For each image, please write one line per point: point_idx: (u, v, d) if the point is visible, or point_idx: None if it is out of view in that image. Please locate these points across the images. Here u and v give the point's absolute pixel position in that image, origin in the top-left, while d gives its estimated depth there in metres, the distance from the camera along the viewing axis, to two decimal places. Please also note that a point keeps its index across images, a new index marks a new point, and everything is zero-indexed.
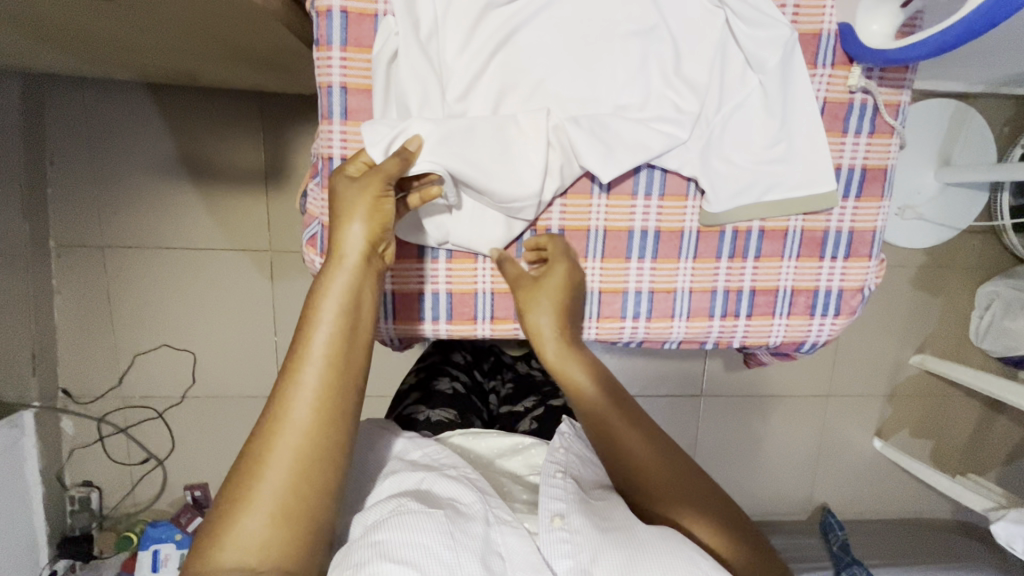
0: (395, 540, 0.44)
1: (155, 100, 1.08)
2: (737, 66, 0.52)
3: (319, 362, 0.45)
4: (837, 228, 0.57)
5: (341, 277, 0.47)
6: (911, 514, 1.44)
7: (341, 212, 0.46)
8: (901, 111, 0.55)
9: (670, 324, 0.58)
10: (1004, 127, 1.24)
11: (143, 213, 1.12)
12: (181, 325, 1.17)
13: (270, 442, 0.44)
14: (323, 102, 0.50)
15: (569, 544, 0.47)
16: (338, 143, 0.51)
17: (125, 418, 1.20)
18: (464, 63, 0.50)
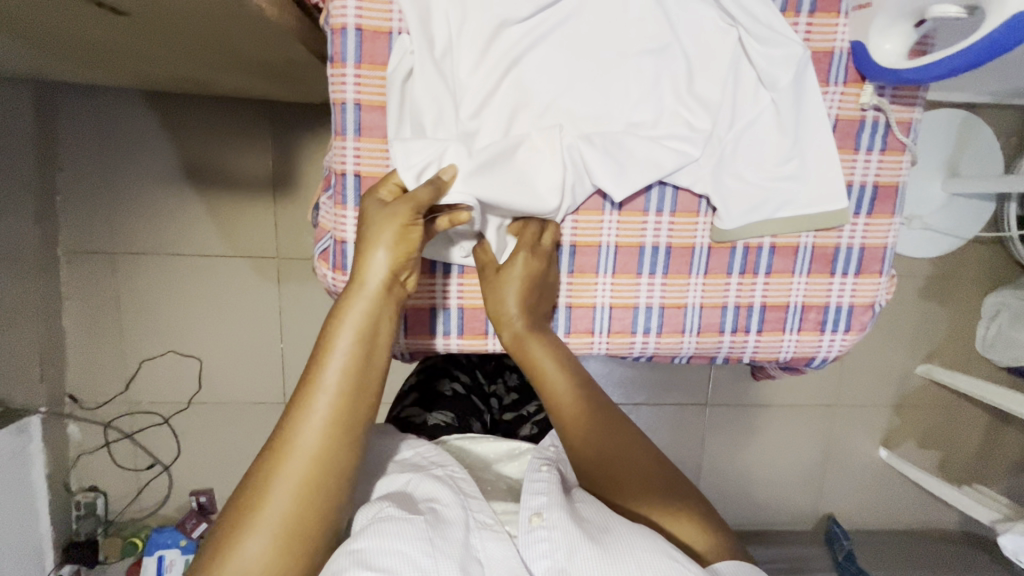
0: (376, 541, 0.44)
1: (165, 108, 1.08)
2: (750, 83, 0.52)
3: (332, 392, 0.45)
4: (848, 244, 0.57)
5: (361, 303, 0.47)
6: (917, 524, 1.43)
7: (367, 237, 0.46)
8: (913, 128, 0.55)
9: (680, 340, 0.58)
10: (1012, 138, 1.24)
11: (151, 220, 1.12)
12: (188, 331, 1.18)
13: (275, 467, 0.44)
14: (337, 119, 0.50)
15: (546, 543, 0.47)
16: (353, 159, 0.51)
17: (132, 424, 1.20)
18: (476, 82, 0.50)
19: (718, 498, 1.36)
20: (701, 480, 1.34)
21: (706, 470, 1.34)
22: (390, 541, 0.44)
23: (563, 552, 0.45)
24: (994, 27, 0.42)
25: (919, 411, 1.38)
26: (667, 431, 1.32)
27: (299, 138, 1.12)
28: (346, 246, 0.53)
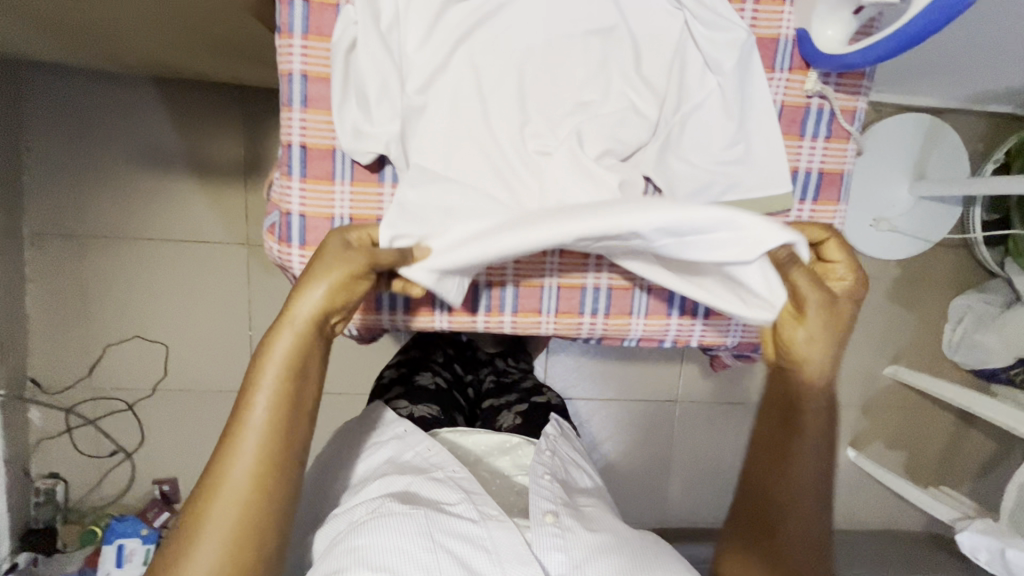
0: (377, 540, 0.54)
1: (137, 91, 1.08)
2: (697, 66, 0.53)
3: (261, 428, 0.47)
4: (794, 230, 0.58)
5: (290, 337, 0.48)
6: (885, 526, 1.44)
7: (312, 278, 0.46)
8: (857, 116, 0.57)
9: (628, 321, 0.62)
10: (978, 143, 1.26)
11: (118, 204, 1.11)
12: (155, 317, 1.16)
13: (208, 502, 0.46)
14: (283, 89, 0.51)
15: (559, 538, 0.58)
16: (298, 130, 0.51)
17: (95, 410, 1.18)
18: (423, 66, 0.51)
19: (688, 495, 1.36)
20: (672, 478, 1.35)
21: (676, 468, 1.34)
22: (405, 541, 0.54)
23: (575, 552, 0.57)
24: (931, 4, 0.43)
25: (887, 412, 1.39)
26: (638, 428, 1.32)
27: (271, 124, 1.12)
28: (290, 217, 0.52)
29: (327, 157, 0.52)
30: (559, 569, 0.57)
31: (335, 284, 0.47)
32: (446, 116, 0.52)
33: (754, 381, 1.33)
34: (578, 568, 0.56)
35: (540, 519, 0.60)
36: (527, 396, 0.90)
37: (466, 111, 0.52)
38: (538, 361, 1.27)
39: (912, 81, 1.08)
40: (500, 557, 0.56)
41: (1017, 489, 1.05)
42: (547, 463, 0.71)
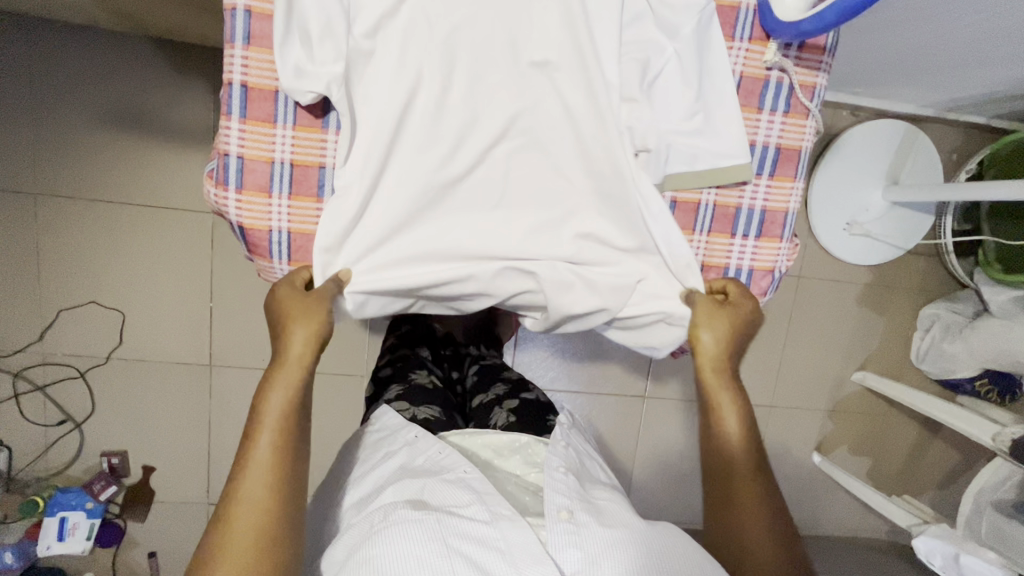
0: (391, 549, 0.53)
1: (107, 50, 1.06)
2: (656, 31, 0.57)
3: (268, 448, 0.53)
4: (749, 206, 0.64)
5: (284, 388, 0.55)
6: (848, 532, 1.44)
7: (290, 317, 0.56)
8: (816, 92, 0.61)
9: None
10: (951, 154, 1.28)
11: (81, 164, 1.09)
12: (113, 283, 1.13)
13: (224, 535, 0.50)
14: (227, 25, 0.53)
15: (575, 535, 0.56)
16: (240, 67, 0.54)
17: (45, 376, 1.14)
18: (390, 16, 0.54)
19: (651, 494, 1.35)
20: (637, 475, 1.33)
21: (640, 467, 1.33)
22: (413, 546, 0.53)
23: (591, 547, 0.55)
24: None
25: (855, 418, 1.39)
26: (606, 424, 1.30)
27: None
28: (227, 158, 0.55)
29: (266, 98, 0.55)
30: (575, 565, 0.54)
31: (305, 317, 0.56)
32: (394, 63, 0.55)
33: None
34: (595, 563, 0.54)
35: (554, 516, 0.57)
36: (518, 387, 0.86)
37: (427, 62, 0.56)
38: (506, 353, 1.25)
39: (885, 85, 1.09)
40: (514, 558, 0.54)
41: (973, 496, 1.06)
42: (560, 455, 0.68)
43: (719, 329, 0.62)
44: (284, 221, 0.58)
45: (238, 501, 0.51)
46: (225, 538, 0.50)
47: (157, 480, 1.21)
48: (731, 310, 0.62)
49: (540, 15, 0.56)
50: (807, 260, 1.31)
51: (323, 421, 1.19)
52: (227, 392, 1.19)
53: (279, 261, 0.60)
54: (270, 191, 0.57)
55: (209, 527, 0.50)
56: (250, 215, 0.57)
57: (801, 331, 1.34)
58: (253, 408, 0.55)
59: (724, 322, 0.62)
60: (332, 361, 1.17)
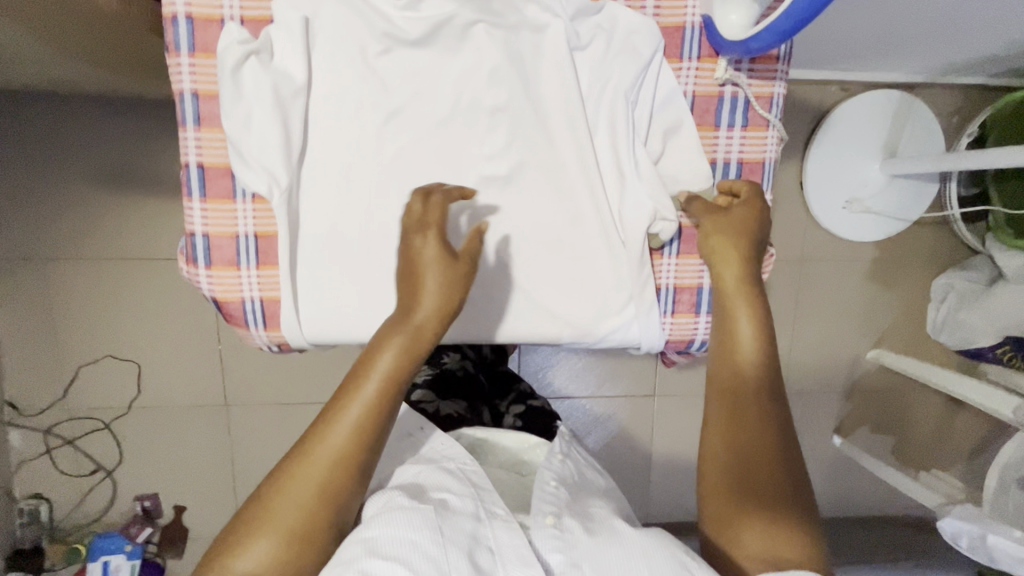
0: (386, 530, 0.49)
1: (91, 114, 1.09)
2: (617, 64, 0.54)
3: (362, 406, 0.50)
4: None
5: (391, 351, 0.50)
6: (878, 512, 1.41)
7: (419, 264, 0.50)
8: (773, 102, 0.59)
9: (693, 320, 0.61)
10: (951, 117, 1.23)
11: (81, 225, 1.13)
12: (126, 336, 1.18)
13: (299, 466, 0.50)
14: (177, 109, 0.50)
15: (559, 540, 0.53)
16: (194, 150, 0.50)
17: (73, 430, 1.20)
18: (327, 63, 0.50)
19: (670, 489, 1.34)
20: (654, 472, 1.33)
21: (657, 464, 1.33)
22: (403, 532, 0.49)
23: (579, 551, 0.52)
24: None
25: (874, 396, 1.36)
26: (616, 427, 1.31)
27: None
28: (193, 238, 0.52)
29: (223, 175, 0.51)
30: (558, 569, 0.52)
31: (430, 264, 0.50)
32: None
33: None
34: (577, 567, 0.51)
35: (541, 520, 0.55)
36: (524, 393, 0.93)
37: None
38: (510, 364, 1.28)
39: (869, 58, 1.05)
40: (502, 558, 0.52)
41: (997, 473, 1.02)
42: (556, 463, 0.65)
43: (735, 244, 0.56)
44: (255, 290, 0.53)
45: (318, 447, 0.50)
46: (297, 472, 0.50)
47: (189, 518, 1.26)
48: (737, 213, 0.57)
49: None
50: (808, 242, 1.29)
51: None
52: (244, 429, 1.23)
53: (257, 329, 0.55)
54: (238, 264, 0.53)
55: (292, 450, 0.51)
56: (223, 289, 0.53)
57: (809, 313, 1.32)
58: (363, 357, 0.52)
59: (734, 231, 0.57)
60: None
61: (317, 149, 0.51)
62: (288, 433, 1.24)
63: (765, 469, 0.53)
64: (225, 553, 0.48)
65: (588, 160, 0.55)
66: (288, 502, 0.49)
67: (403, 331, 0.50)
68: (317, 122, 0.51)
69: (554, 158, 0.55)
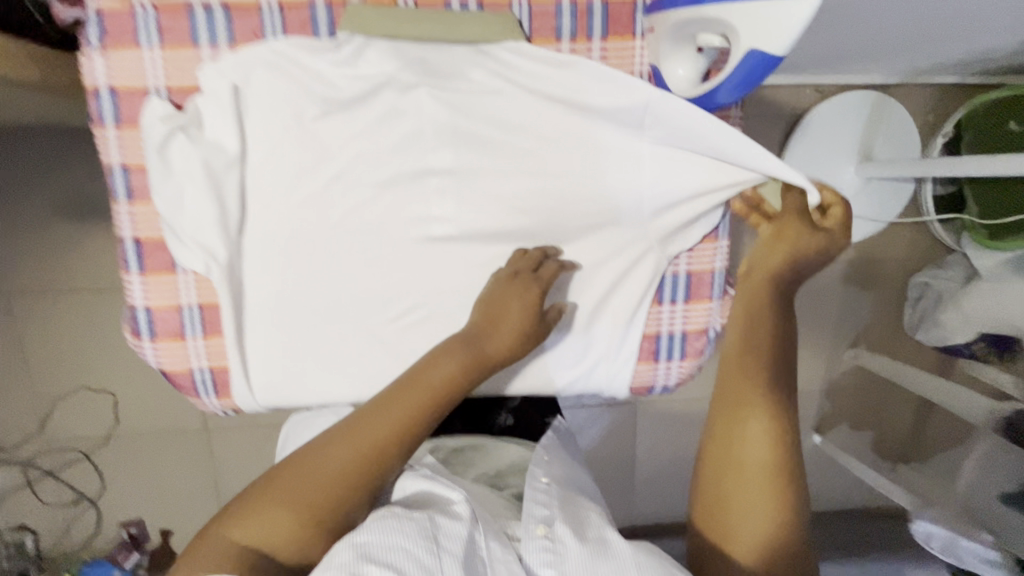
0: (381, 538, 0.49)
1: (49, 146, 1.07)
2: (570, 116, 0.61)
3: (418, 403, 0.58)
4: (675, 272, 0.69)
5: (453, 362, 0.59)
6: (855, 506, 1.44)
7: (502, 298, 0.61)
8: None
9: (654, 365, 0.71)
10: (927, 116, 1.22)
11: (45, 258, 1.10)
12: (100, 367, 1.16)
13: (348, 438, 0.56)
14: (110, 184, 0.58)
15: (549, 551, 0.52)
16: (130, 222, 0.58)
17: (52, 461, 1.19)
18: (264, 129, 0.58)
19: (654, 495, 1.35)
20: (637, 479, 1.34)
21: (641, 472, 1.33)
22: (396, 540, 0.49)
23: (566, 565, 0.51)
24: (748, 56, 0.47)
25: (852, 394, 1.37)
26: (600, 437, 1.30)
27: None
28: (137, 311, 0.60)
29: (160, 249, 0.59)
30: None
31: (515, 300, 0.61)
32: (316, 182, 0.60)
33: (704, 380, 1.32)
34: None
35: (530, 531, 0.54)
36: None
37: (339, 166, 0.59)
38: None
39: (840, 65, 1.04)
40: (494, 567, 0.51)
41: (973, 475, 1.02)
42: (545, 464, 0.68)
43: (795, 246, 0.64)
44: (204, 360, 0.62)
45: (368, 426, 0.56)
46: (340, 444, 0.56)
47: (175, 542, 1.26)
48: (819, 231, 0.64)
49: (423, 115, 0.59)
50: None
51: None
52: (226, 454, 1.23)
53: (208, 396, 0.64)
54: (184, 334, 0.61)
55: (344, 424, 0.57)
56: (169, 359, 0.61)
57: None
58: (426, 363, 0.60)
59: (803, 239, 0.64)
60: None
61: (253, 214, 0.60)
62: (269, 457, 1.24)
63: (770, 461, 0.59)
64: (248, 506, 0.53)
65: (534, 205, 0.63)
66: (326, 470, 0.54)
67: (461, 350, 0.60)
68: (294, 183, 0.59)
69: (499, 203, 0.63)
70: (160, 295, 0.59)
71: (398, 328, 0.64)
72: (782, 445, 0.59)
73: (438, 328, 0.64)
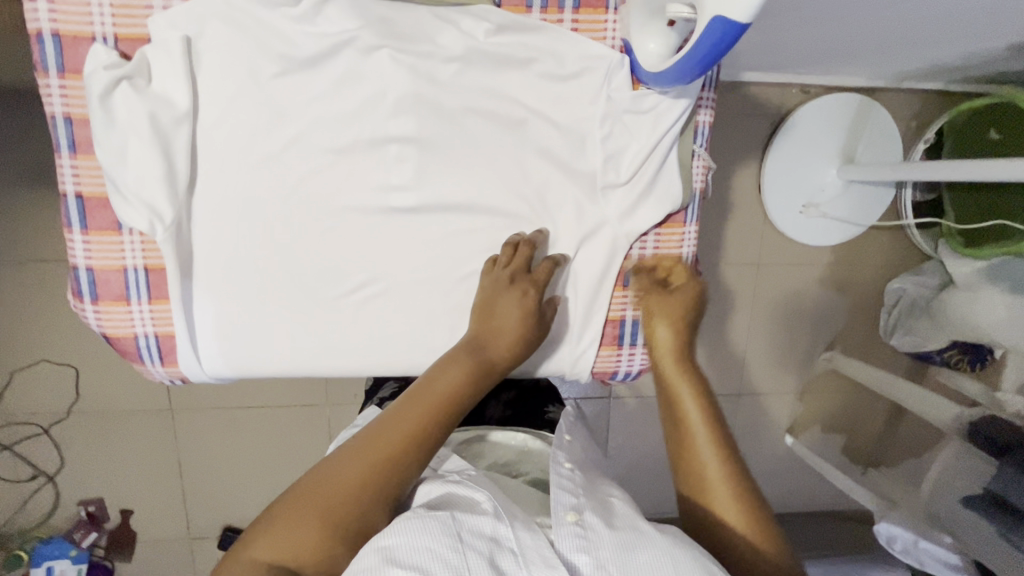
0: (405, 539, 0.48)
1: (11, 111, 1.03)
2: (540, 88, 0.61)
3: (424, 406, 0.58)
4: (640, 255, 0.68)
5: (458, 367, 0.60)
6: (825, 507, 1.45)
7: (503, 300, 0.62)
8: (698, 132, 0.66)
9: (617, 350, 0.70)
10: (910, 122, 1.22)
11: (5, 227, 1.07)
12: (61, 340, 1.13)
13: (359, 448, 0.55)
14: (52, 135, 0.55)
15: (582, 540, 0.50)
16: (71, 176, 0.56)
17: (9, 436, 1.16)
18: (216, 85, 0.56)
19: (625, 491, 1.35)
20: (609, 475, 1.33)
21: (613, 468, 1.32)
22: (418, 539, 0.47)
23: (599, 552, 0.49)
24: (711, 23, 0.45)
25: (826, 397, 1.38)
26: None
27: None
28: (78, 272, 0.58)
29: (103, 206, 0.57)
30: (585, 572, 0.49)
31: (514, 298, 0.62)
32: (276, 142, 0.58)
33: None
34: (603, 569, 0.48)
35: (560, 519, 0.52)
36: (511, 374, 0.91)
37: (304, 125, 0.58)
38: None
39: (823, 66, 1.04)
40: (525, 558, 0.49)
41: (936, 478, 1.04)
42: (566, 449, 0.66)
43: (666, 318, 0.67)
44: (149, 326, 0.60)
45: (378, 435, 0.56)
46: (353, 455, 0.55)
47: (137, 521, 1.24)
48: (679, 294, 0.67)
49: (388, 82, 0.58)
50: (766, 245, 1.28)
51: (290, 448, 1.24)
52: (190, 434, 1.21)
53: (154, 364, 0.62)
54: (128, 298, 0.59)
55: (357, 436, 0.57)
56: (111, 323, 0.59)
57: (764, 316, 1.32)
58: (432, 372, 0.60)
59: (668, 312, 0.67)
60: (294, 391, 1.21)
61: (203, 176, 0.58)
62: (234, 438, 1.22)
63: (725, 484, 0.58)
64: (269, 526, 0.51)
65: (501, 179, 0.63)
66: (342, 480, 0.53)
67: (465, 356, 0.61)
68: (254, 143, 0.58)
69: (466, 178, 0.62)
70: (100, 255, 0.56)
71: (357, 300, 0.63)
72: (731, 461, 0.60)
73: (400, 301, 0.63)
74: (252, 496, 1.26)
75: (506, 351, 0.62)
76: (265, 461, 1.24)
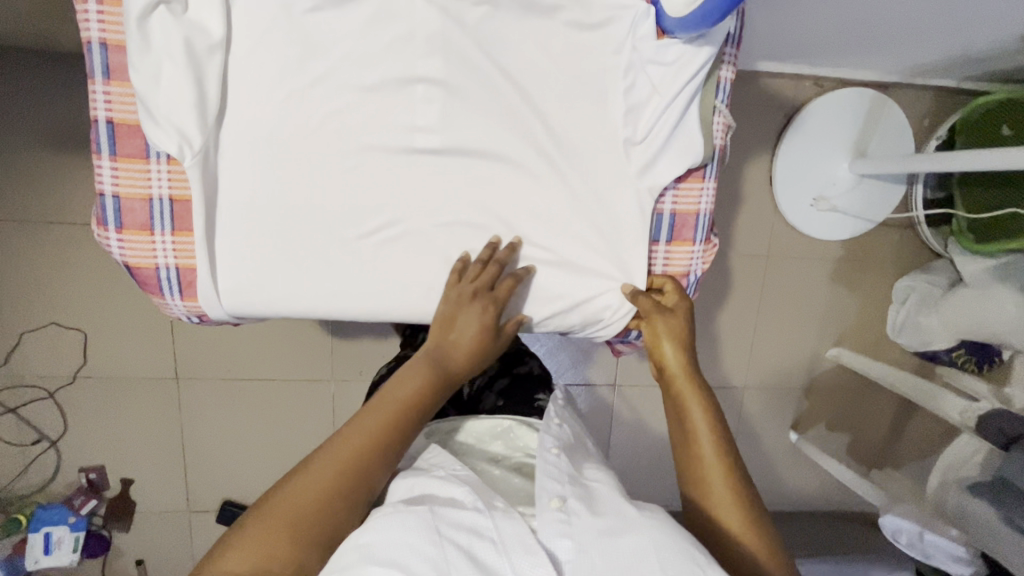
0: (383, 535, 0.48)
1: (39, 72, 1.04)
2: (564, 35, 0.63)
3: (384, 410, 0.58)
4: (660, 210, 0.69)
5: (417, 375, 0.61)
6: (827, 507, 1.44)
7: (466, 310, 0.63)
8: (722, 87, 0.67)
9: None
10: (922, 119, 1.23)
11: (26, 186, 1.08)
12: (72, 302, 1.13)
13: (321, 458, 0.55)
14: (86, 59, 0.56)
15: (563, 524, 0.51)
16: (104, 101, 0.57)
17: (14, 398, 1.16)
18: (251, 19, 0.58)
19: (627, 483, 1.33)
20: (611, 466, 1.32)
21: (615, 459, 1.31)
22: (396, 534, 0.47)
23: (582, 537, 0.49)
24: None
25: (831, 395, 1.38)
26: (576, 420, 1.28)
27: None
28: (104, 199, 0.59)
29: (135, 134, 0.58)
30: (567, 556, 0.49)
31: (475, 308, 0.63)
32: (307, 76, 0.60)
33: None
34: (585, 552, 0.49)
35: (543, 504, 0.53)
36: (509, 364, 0.90)
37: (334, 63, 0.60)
38: None
39: (837, 55, 1.05)
40: (506, 547, 0.49)
41: (941, 473, 1.03)
42: (553, 433, 0.65)
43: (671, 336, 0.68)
44: (171, 257, 0.60)
45: (341, 443, 0.55)
46: (315, 464, 0.54)
47: (137, 491, 1.24)
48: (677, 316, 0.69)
49: (419, 26, 0.60)
50: (776, 238, 1.28)
51: (294, 422, 1.24)
52: (195, 403, 1.21)
53: (172, 298, 0.63)
54: (152, 229, 0.60)
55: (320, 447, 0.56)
56: (134, 253, 0.60)
57: (771, 310, 1.32)
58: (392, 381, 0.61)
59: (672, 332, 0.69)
60: (300, 364, 1.21)
61: (233, 108, 0.59)
62: (237, 409, 1.22)
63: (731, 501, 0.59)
64: (235, 542, 0.50)
65: (523, 128, 0.64)
66: (308, 489, 0.52)
67: (427, 365, 0.62)
68: (284, 77, 0.59)
69: (487, 127, 0.63)
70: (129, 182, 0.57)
71: (375, 243, 0.64)
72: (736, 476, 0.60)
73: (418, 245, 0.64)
74: (252, 470, 1.26)
75: (466, 363, 0.64)
76: (267, 435, 1.24)
